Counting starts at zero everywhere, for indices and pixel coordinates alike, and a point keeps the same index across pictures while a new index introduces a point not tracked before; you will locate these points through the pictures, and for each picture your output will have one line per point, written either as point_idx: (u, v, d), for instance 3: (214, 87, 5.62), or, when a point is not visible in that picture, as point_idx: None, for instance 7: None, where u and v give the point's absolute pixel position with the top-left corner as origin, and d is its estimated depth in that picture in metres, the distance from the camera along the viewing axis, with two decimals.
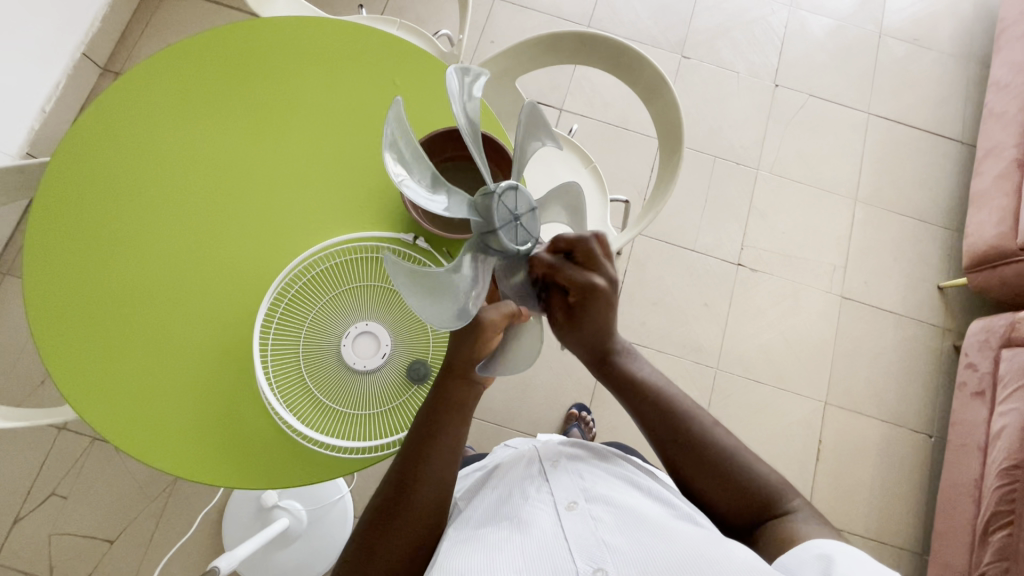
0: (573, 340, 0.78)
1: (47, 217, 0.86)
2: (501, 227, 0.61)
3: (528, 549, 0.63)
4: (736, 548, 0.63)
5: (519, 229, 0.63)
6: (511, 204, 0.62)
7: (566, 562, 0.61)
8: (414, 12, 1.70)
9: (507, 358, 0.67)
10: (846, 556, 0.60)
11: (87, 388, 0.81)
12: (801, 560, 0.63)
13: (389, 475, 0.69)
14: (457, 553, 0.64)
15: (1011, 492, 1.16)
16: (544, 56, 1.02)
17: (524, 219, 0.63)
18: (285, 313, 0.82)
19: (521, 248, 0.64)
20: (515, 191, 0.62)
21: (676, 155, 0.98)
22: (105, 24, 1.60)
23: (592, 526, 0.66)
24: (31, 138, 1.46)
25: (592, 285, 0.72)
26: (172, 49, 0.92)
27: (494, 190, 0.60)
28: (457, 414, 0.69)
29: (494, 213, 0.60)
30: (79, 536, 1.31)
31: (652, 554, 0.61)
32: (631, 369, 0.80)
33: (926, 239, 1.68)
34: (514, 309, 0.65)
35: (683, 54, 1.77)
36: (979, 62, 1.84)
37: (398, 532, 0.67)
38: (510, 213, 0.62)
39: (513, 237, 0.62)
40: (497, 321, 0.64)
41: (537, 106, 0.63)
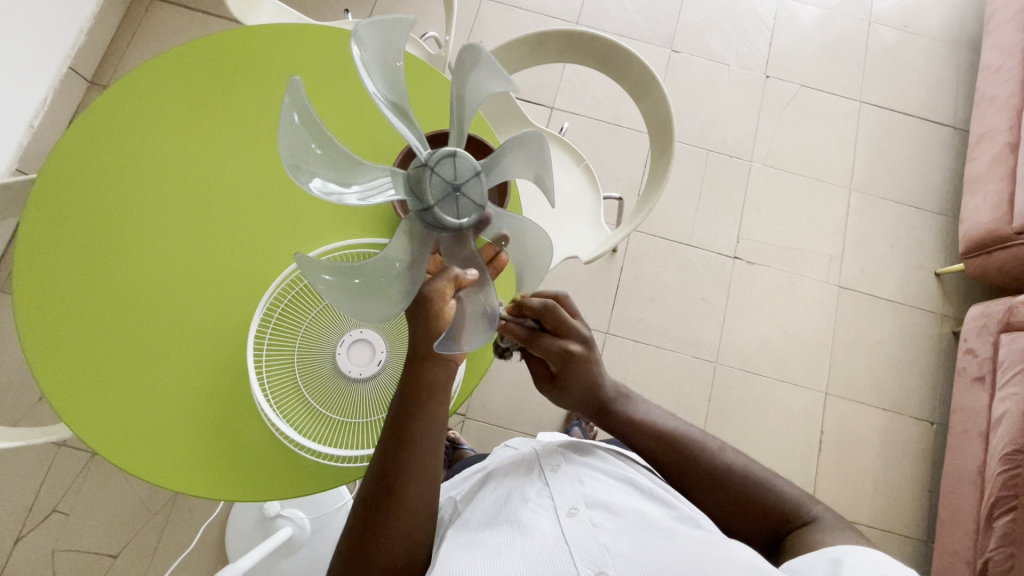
0: (568, 402, 0.80)
1: (36, 233, 0.85)
2: (437, 202, 0.62)
3: (529, 553, 0.62)
4: (739, 549, 0.63)
5: (461, 200, 0.63)
6: (447, 174, 0.62)
7: (567, 564, 0.61)
8: (401, 15, 1.69)
9: (460, 332, 0.62)
10: (857, 557, 0.60)
11: (82, 405, 0.80)
12: (811, 565, 0.62)
13: (372, 467, 0.68)
14: (456, 556, 0.64)
15: (1013, 477, 1.16)
16: (531, 55, 1.01)
17: (467, 189, 0.63)
18: (279, 320, 0.82)
19: (466, 220, 0.64)
20: (451, 160, 0.63)
21: (667, 150, 0.97)
22: (90, 37, 1.59)
23: (594, 531, 0.65)
24: (21, 155, 1.46)
25: (569, 352, 0.76)
26: (158, 60, 0.91)
27: (426, 163, 0.63)
28: (437, 400, 0.68)
29: (426, 188, 0.62)
30: (82, 552, 1.31)
31: (652, 555, 0.61)
32: (634, 413, 0.80)
33: (922, 225, 1.67)
34: (454, 275, 0.62)
35: (672, 48, 1.76)
36: (969, 46, 1.84)
37: (388, 535, 0.66)
38: (446, 186, 0.62)
39: (451, 210, 0.63)
40: (444, 289, 0.62)
41: (469, 45, 0.59)
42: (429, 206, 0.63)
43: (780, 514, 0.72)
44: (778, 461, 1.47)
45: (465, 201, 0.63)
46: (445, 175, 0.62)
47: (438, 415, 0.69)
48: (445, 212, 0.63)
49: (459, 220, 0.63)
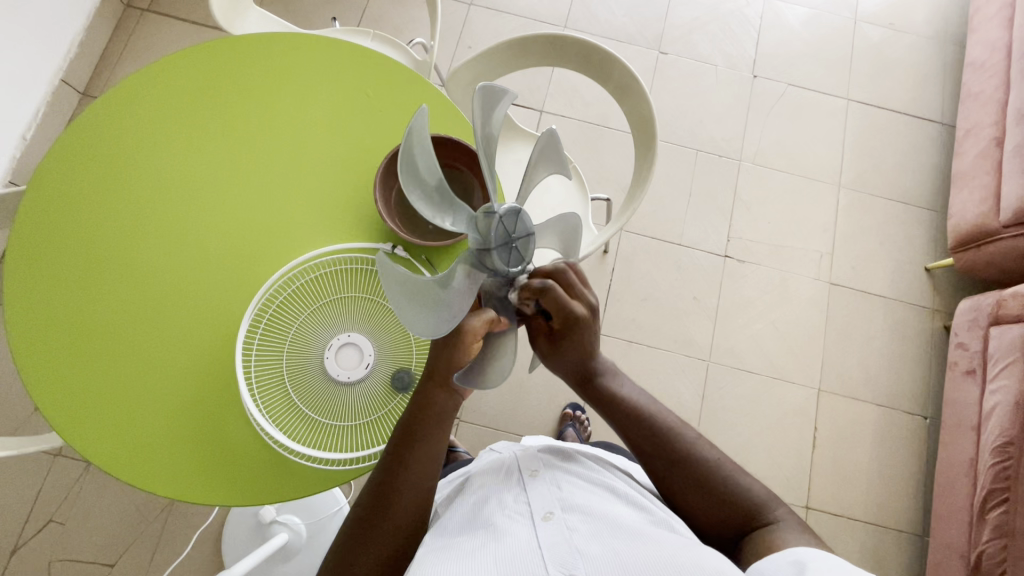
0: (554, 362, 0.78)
1: (27, 243, 0.86)
2: (496, 247, 0.58)
3: (502, 556, 0.63)
4: (711, 556, 0.63)
5: (513, 252, 0.60)
6: (509, 226, 0.59)
7: (539, 567, 0.61)
8: (391, 22, 1.71)
9: (484, 373, 0.62)
10: (822, 562, 0.60)
11: (74, 412, 0.81)
12: (775, 566, 0.62)
13: (368, 485, 0.69)
14: (430, 559, 0.64)
15: (1005, 469, 1.16)
16: (515, 60, 1.02)
17: (520, 243, 0.60)
18: (269, 324, 0.82)
19: (512, 271, 0.61)
20: (517, 214, 0.59)
21: (651, 151, 0.98)
22: (82, 49, 1.60)
23: (567, 535, 0.66)
24: (14, 167, 1.47)
25: (574, 315, 0.72)
26: (144, 71, 0.92)
27: (495, 210, 0.59)
28: (434, 423, 0.69)
29: (491, 233, 0.58)
30: (79, 561, 1.31)
31: (625, 559, 0.61)
32: (614, 388, 0.79)
33: (911, 221, 1.68)
34: (493, 318, 0.62)
35: (660, 50, 1.78)
36: (955, 42, 1.85)
37: (374, 543, 0.67)
38: (504, 238, 0.59)
39: (508, 261, 0.60)
40: (477, 328, 0.61)
41: (553, 134, 0.62)
42: (491, 247, 0.58)
43: (742, 513, 0.71)
44: (773, 458, 1.48)
45: (517, 253, 0.60)
46: (510, 222, 0.59)
47: (438, 435, 0.70)
48: (501, 261, 0.59)
49: (508, 270, 0.60)
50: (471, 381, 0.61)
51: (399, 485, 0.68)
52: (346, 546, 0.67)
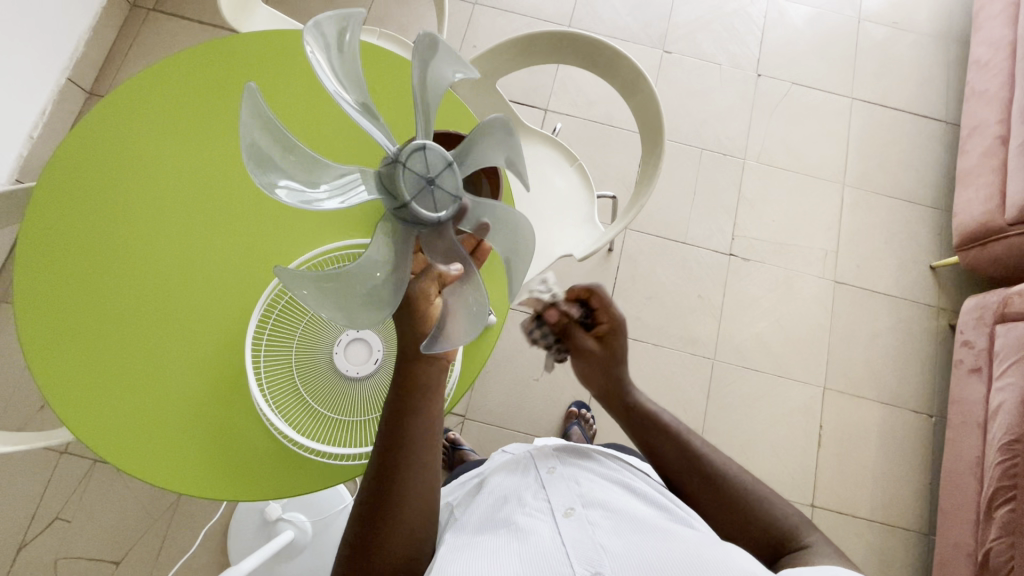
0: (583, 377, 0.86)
1: (36, 238, 0.86)
2: (411, 197, 0.61)
3: (526, 555, 0.63)
4: (734, 552, 0.63)
5: (434, 194, 0.62)
6: (420, 169, 0.61)
7: (564, 565, 0.61)
8: (395, 21, 1.71)
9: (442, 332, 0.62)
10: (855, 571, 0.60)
11: (82, 407, 0.81)
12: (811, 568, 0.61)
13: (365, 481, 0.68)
14: (452, 559, 0.64)
15: (1012, 467, 1.16)
16: (521, 57, 1.03)
17: (439, 181, 0.62)
18: (277, 321, 0.82)
19: (440, 214, 0.62)
20: (423, 153, 0.62)
21: (658, 147, 0.98)
22: (88, 49, 1.61)
23: (590, 531, 0.66)
24: (20, 166, 1.47)
25: (614, 324, 0.84)
26: (153, 69, 0.92)
27: (398, 159, 0.61)
28: (430, 408, 0.69)
29: (399, 183, 0.60)
30: (84, 559, 1.31)
31: (649, 556, 0.61)
32: (647, 406, 0.83)
33: (916, 219, 1.68)
34: (437, 271, 0.63)
35: (664, 49, 1.78)
36: (959, 41, 1.86)
37: (385, 541, 0.66)
38: (421, 185, 0.61)
39: (430, 204, 0.62)
40: (429, 288, 0.63)
41: (431, 35, 0.59)
42: (407, 199, 0.61)
43: (776, 534, 0.71)
44: (778, 457, 1.47)
45: (440, 192, 0.62)
46: (415, 166, 0.61)
47: (431, 411, 0.69)
48: (427, 208, 0.62)
49: (437, 215, 0.62)
50: (438, 342, 0.61)
51: (409, 483, 0.67)
52: (358, 539, 0.66)
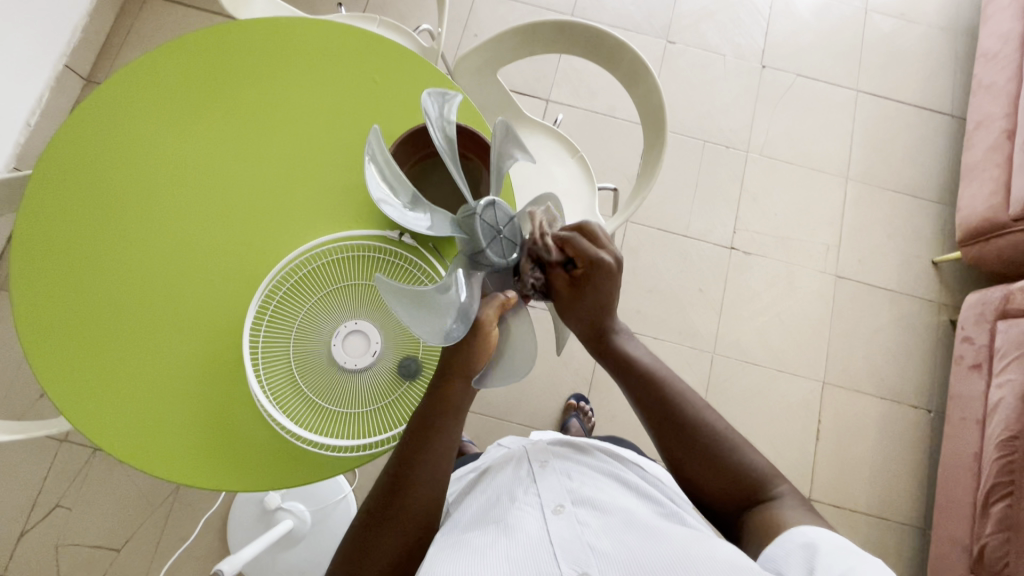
0: (571, 317, 0.75)
1: (32, 232, 0.85)
2: (484, 233, 0.66)
3: (514, 552, 0.63)
4: (722, 547, 0.63)
5: (502, 241, 0.68)
6: (491, 219, 0.67)
7: (551, 563, 0.62)
8: (396, 9, 1.69)
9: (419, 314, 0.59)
10: (832, 544, 0.60)
11: (81, 398, 0.81)
12: (785, 550, 0.63)
13: (381, 479, 0.70)
14: (441, 556, 0.64)
15: (1009, 463, 1.16)
16: (523, 46, 1.01)
17: (505, 231, 0.68)
18: (275, 312, 0.82)
19: (497, 258, 0.67)
20: (495, 207, 0.68)
21: (659, 141, 0.98)
22: (86, 34, 1.59)
23: (578, 530, 0.66)
24: (18, 153, 1.46)
25: (598, 260, 0.70)
26: (145, 59, 0.91)
27: (475, 208, 0.66)
28: (452, 415, 0.69)
29: (474, 224, 0.66)
30: (85, 546, 1.32)
31: (636, 554, 0.62)
32: (626, 349, 0.78)
33: (919, 214, 1.67)
34: (503, 300, 0.66)
35: (668, 39, 1.76)
36: (967, 33, 1.83)
37: (387, 535, 0.67)
38: (493, 227, 0.67)
39: (500, 250, 0.67)
40: (493, 317, 0.64)
41: (509, 123, 0.66)
42: (477, 216, 0.66)
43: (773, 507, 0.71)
44: (776, 450, 1.47)
45: (506, 242, 0.68)
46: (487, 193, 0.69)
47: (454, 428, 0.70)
48: (490, 242, 0.67)
49: (492, 255, 0.67)
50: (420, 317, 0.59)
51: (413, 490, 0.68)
52: (361, 538, 0.67)
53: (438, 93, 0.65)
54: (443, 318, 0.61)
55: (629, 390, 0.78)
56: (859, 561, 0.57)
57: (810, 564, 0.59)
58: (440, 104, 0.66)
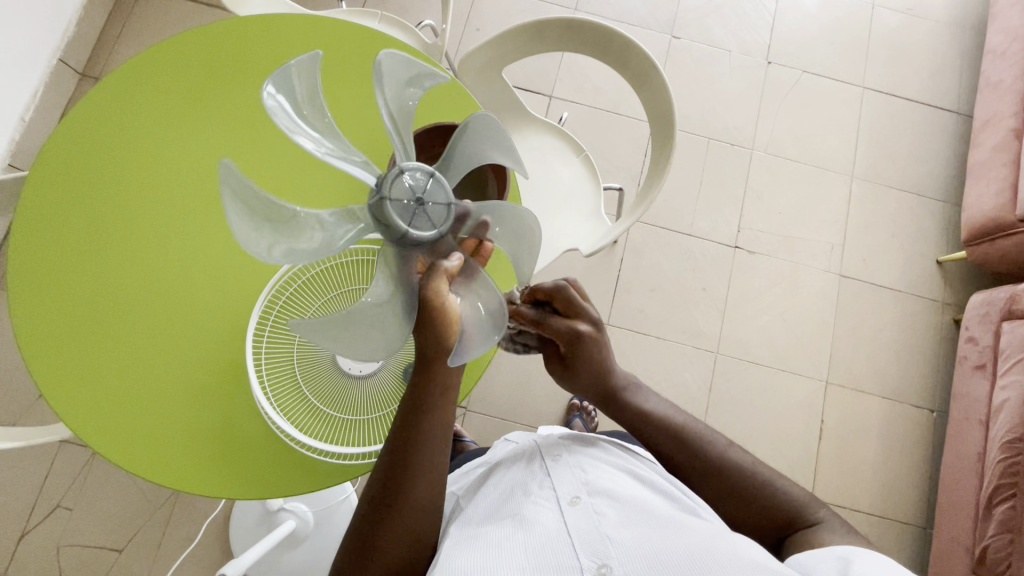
0: (571, 386, 0.83)
1: (29, 233, 0.83)
2: (401, 217, 0.63)
3: (533, 548, 0.63)
4: (742, 542, 0.63)
5: (427, 208, 0.64)
6: (404, 193, 0.64)
7: (571, 559, 0.61)
8: (396, 3, 1.66)
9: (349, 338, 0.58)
10: (864, 556, 0.60)
11: (81, 405, 0.79)
12: (819, 561, 0.62)
13: (379, 471, 0.68)
14: (459, 551, 0.64)
15: (1013, 465, 1.16)
16: (529, 44, 0.99)
17: (427, 196, 0.64)
18: (278, 318, 0.81)
19: (433, 228, 0.64)
20: (400, 178, 0.64)
21: (667, 142, 0.96)
22: (80, 28, 1.56)
23: (596, 521, 0.66)
24: (13, 150, 1.44)
25: (576, 332, 0.78)
26: (143, 57, 0.89)
27: (381, 189, 0.63)
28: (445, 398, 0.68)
29: (390, 212, 0.63)
30: (86, 547, 1.31)
31: (657, 550, 0.61)
32: (640, 404, 0.81)
33: (925, 213, 1.66)
34: (449, 267, 0.61)
35: (673, 34, 1.74)
36: (974, 29, 1.81)
37: (389, 529, 0.66)
38: (409, 206, 0.64)
39: (429, 219, 0.64)
40: (443, 286, 0.60)
41: (383, 60, 0.61)
42: (386, 199, 0.63)
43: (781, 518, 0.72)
44: (778, 450, 1.48)
45: (432, 207, 0.64)
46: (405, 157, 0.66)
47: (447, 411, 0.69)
48: (412, 221, 0.64)
49: (421, 230, 0.64)
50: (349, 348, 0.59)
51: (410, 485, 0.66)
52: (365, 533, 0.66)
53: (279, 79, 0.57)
54: (379, 323, 0.61)
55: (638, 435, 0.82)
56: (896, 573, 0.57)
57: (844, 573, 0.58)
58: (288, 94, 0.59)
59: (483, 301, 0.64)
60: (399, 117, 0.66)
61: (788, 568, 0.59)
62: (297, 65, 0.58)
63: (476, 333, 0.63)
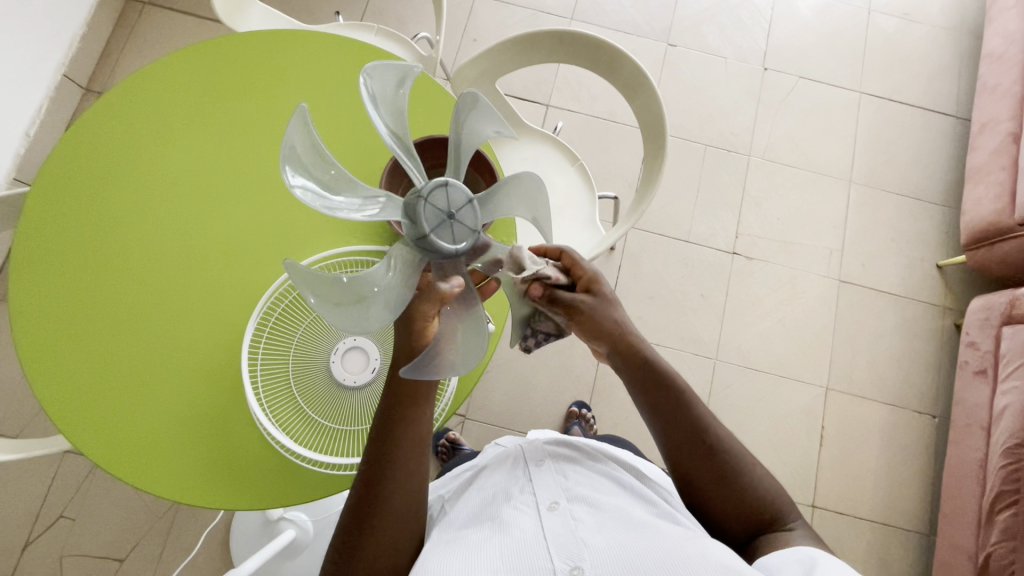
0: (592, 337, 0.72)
1: (31, 253, 0.85)
2: (432, 227, 0.59)
3: (507, 549, 0.63)
4: (713, 546, 0.62)
5: (456, 227, 0.60)
6: (442, 203, 0.59)
7: (544, 560, 0.61)
8: (394, 15, 1.68)
9: (334, 307, 0.50)
10: (829, 561, 0.60)
11: (81, 420, 0.80)
12: (782, 563, 0.62)
13: (360, 474, 0.68)
14: (437, 552, 0.64)
15: (1015, 471, 1.15)
16: (522, 55, 1.00)
17: (462, 216, 0.60)
18: (273, 330, 0.82)
19: (455, 249, 0.60)
20: (445, 188, 0.59)
21: (660, 151, 0.96)
22: (83, 44, 1.59)
23: (572, 526, 0.66)
24: (18, 165, 1.46)
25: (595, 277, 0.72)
26: (144, 73, 0.91)
27: (422, 191, 0.59)
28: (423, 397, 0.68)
29: (421, 215, 0.58)
30: (89, 556, 1.32)
31: (630, 554, 0.61)
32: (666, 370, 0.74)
33: (924, 217, 1.66)
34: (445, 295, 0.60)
35: (669, 42, 1.75)
36: (971, 33, 1.81)
37: (374, 532, 0.66)
38: (443, 217, 0.59)
39: (461, 236, 0.60)
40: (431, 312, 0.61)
41: (473, 93, 0.58)
42: (423, 201, 0.59)
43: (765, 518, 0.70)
44: (779, 456, 1.47)
45: (462, 228, 0.60)
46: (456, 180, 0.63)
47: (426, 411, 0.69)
48: (439, 228, 0.59)
49: (445, 246, 0.59)
50: (328, 311, 0.49)
51: (394, 489, 0.67)
52: (346, 537, 0.66)
53: (383, 69, 0.58)
54: (368, 314, 0.53)
55: (656, 428, 0.73)
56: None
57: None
58: (386, 83, 0.59)
59: (474, 338, 0.59)
60: (464, 147, 0.63)
61: (754, 572, 0.59)
62: (407, 70, 0.60)
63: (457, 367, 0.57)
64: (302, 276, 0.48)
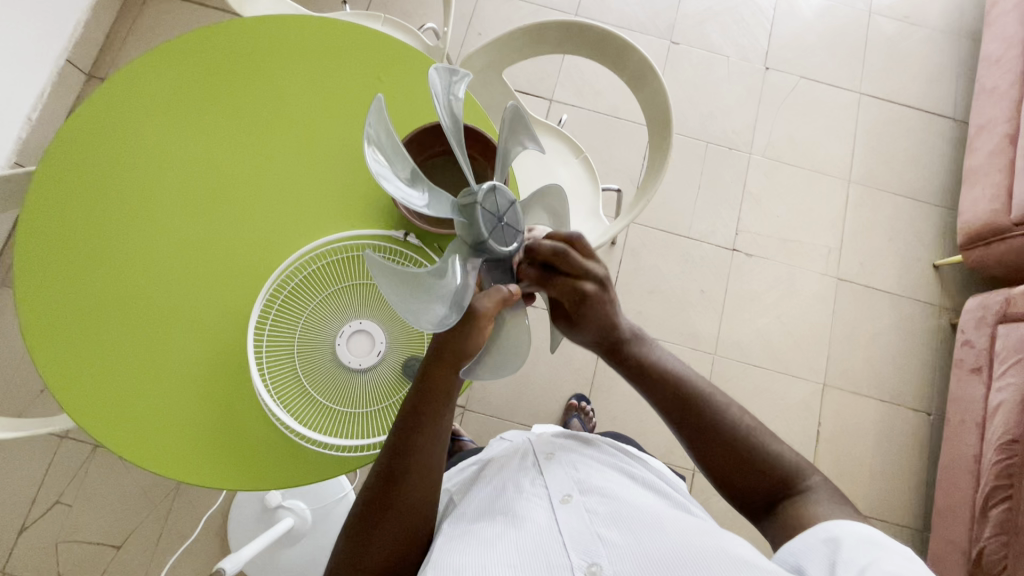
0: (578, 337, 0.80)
1: (36, 227, 0.85)
2: (482, 209, 0.61)
3: (522, 542, 0.64)
4: (736, 545, 0.63)
5: (501, 230, 0.63)
6: (497, 205, 0.63)
7: (561, 556, 0.62)
8: (399, 7, 1.69)
9: (377, 123, 0.54)
10: (855, 537, 0.60)
11: (84, 400, 0.80)
12: (808, 545, 0.63)
13: (376, 469, 0.69)
14: (450, 547, 0.65)
15: (1009, 466, 1.16)
16: (530, 46, 1.01)
17: (506, 224, 0.64)
18: (280, 310, 0.82)
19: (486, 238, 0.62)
20: (508, 200, 0.64)
21: (665, 142, 0.97)
22: (88, 29, 1.59)
23: (586, 518, 0.66)
24: (19, 148, 1.46)
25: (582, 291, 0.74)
26: (153, 54, 0.91)
27: (493, 186, 0.63)
28: (442, 397, 0.68)
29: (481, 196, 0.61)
30: (85, 543, 1.32)
31: (646, 547, 0.61)
32: (650, 355, 0.80)
33: (921, 217, 1.68)
34: (508, 297, 0.64)
35: (672, 39, 1.76)
36: (969, 36, 1.83)
37: (387, 528, 0.68)
38: (494, 213, 0.63)
39: (501, 239, 0.64)
40: (492, 310, 0.62)
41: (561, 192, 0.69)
42: (493, 191, 0.62)
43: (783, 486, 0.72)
44: None
45: (503, 234, 0.64)
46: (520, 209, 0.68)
47: (443, 416, 0.68)
48: (486, 211, 0.62)
49: (485, 234, 0.62)
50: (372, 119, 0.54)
51: (405, 484, 0.67)
52: (359, 533, 0.68)
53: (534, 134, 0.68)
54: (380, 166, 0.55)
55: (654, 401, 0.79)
56: (887, 555, 0.57)
57: (832, 560, 0.59)
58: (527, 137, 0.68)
59: (435, 299, 0.57)
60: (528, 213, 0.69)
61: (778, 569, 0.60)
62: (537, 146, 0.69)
63: (414, 296, 0.55)
64: (388, 123, 0.55)
